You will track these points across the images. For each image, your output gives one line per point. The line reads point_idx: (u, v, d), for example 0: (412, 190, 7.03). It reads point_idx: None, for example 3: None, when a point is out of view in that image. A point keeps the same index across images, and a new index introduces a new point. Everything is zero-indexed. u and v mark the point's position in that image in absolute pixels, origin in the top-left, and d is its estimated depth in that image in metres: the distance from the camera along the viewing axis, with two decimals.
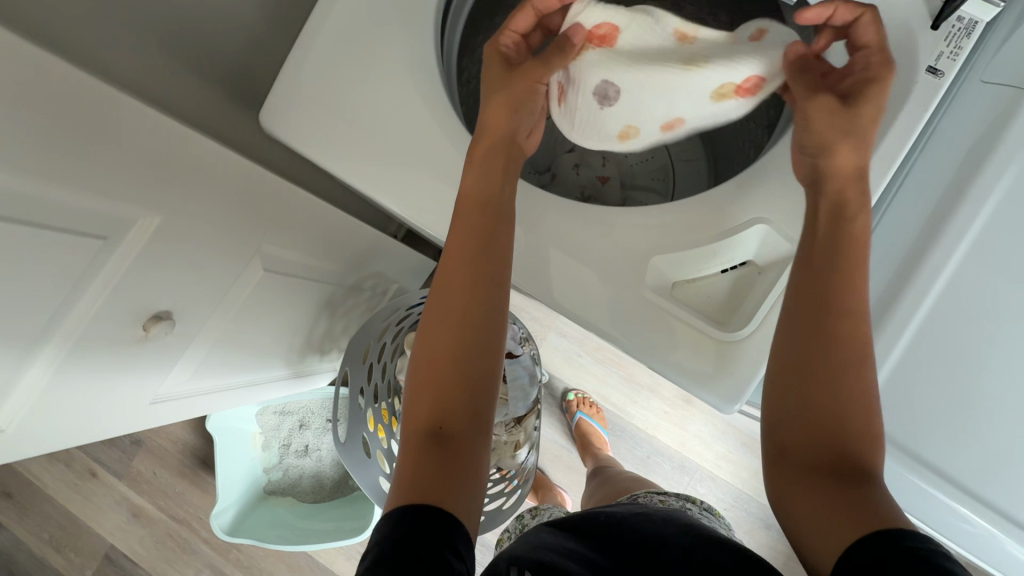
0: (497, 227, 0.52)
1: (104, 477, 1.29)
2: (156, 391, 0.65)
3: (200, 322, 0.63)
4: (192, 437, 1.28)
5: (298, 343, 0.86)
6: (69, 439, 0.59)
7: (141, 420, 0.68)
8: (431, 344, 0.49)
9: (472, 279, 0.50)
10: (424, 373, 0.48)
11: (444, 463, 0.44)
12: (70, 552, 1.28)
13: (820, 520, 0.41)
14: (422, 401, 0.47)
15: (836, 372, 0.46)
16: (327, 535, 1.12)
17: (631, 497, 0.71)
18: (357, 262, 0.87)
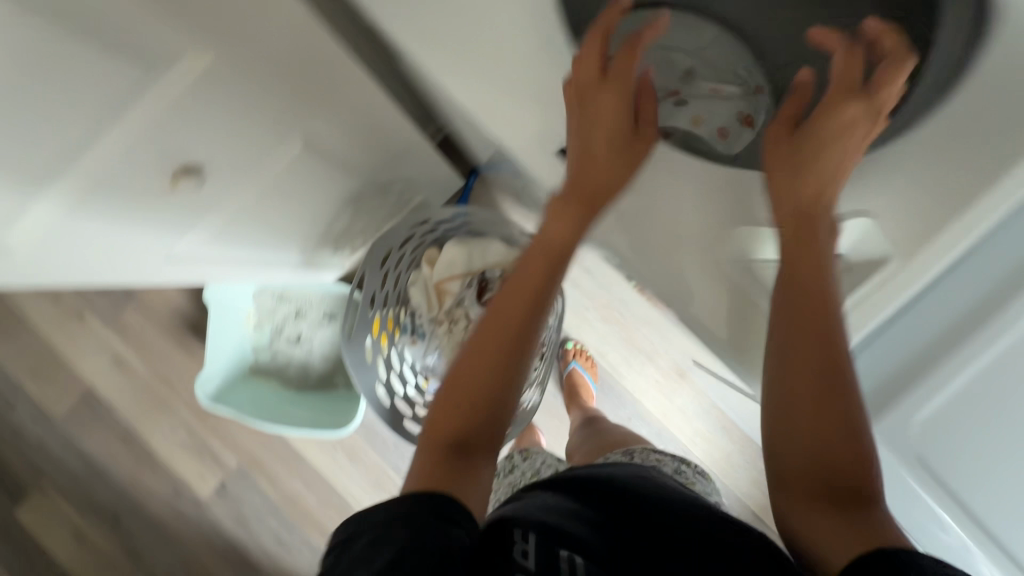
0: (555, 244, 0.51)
1: (91, 321, 1.28)
2: (171, 249, 0.62)
3: (226, 186, 0.59)
4: (183, 300, 1.27)
5: (315, 230, 0.82)
6: (68, 282, 0.56)
7: (149, 275, 0.64)
8: (465, 365, 0.49)
9: (518, 306, 0.49)
10: (448, 392, 0.49)
11: (459, 470, 0.45)
12: (49, 386, 1.29)
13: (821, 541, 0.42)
14: (444, 418, 0.48)
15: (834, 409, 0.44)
16: (307, 423, 1.14)
17: (626, 451, 0.72)
18: (392, 161, 0.81)
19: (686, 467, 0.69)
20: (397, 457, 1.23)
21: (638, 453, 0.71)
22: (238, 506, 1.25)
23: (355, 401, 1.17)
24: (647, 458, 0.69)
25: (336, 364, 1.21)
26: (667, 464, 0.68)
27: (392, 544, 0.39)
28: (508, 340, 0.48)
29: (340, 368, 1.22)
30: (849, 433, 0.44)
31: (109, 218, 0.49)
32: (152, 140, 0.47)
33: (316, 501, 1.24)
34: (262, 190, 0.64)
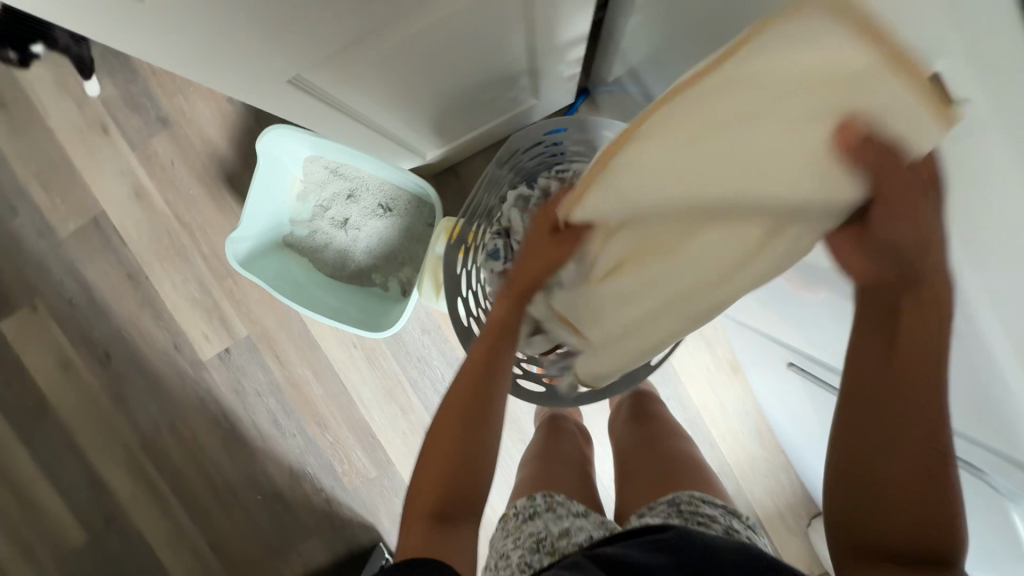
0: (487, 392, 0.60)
1: (116, 139, 1.13)
2: (299, 72, 0.52)
3: (393, 17, 0.46)
4: (224, 146, 1.12)
5: (425, 103, 0.69)
6: (175, 46, 0.44)
7: (259, 88, 0.53)
8: (418, 494, 0.58)
9: (449, 447, 0.58)
10: (417, 486, 0.58)
11: (444, 539, 0.55)
12: (56, 197, 1.16)
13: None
14: (423, 491, 0.57)
15: (918, 477, 0.44)
16: (333, 312, 1.05)
17: (672, 500, 0.66)
18: (543, 47, 0.66)
19: (735, 520, 0.64)
20: (416, 374, 1.15)
21: (685, 505, 0.65)
22: (238, 377, 1.18)
23: (392, 306, 1.08)
24: (695, 514, 0.63)
25: (378, 260, 1.10)
26: (717, 522, 0.61)
27: None
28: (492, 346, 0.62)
29: (381, 266, 1.10)
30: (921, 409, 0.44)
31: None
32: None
33: (322, 394, 1.17)
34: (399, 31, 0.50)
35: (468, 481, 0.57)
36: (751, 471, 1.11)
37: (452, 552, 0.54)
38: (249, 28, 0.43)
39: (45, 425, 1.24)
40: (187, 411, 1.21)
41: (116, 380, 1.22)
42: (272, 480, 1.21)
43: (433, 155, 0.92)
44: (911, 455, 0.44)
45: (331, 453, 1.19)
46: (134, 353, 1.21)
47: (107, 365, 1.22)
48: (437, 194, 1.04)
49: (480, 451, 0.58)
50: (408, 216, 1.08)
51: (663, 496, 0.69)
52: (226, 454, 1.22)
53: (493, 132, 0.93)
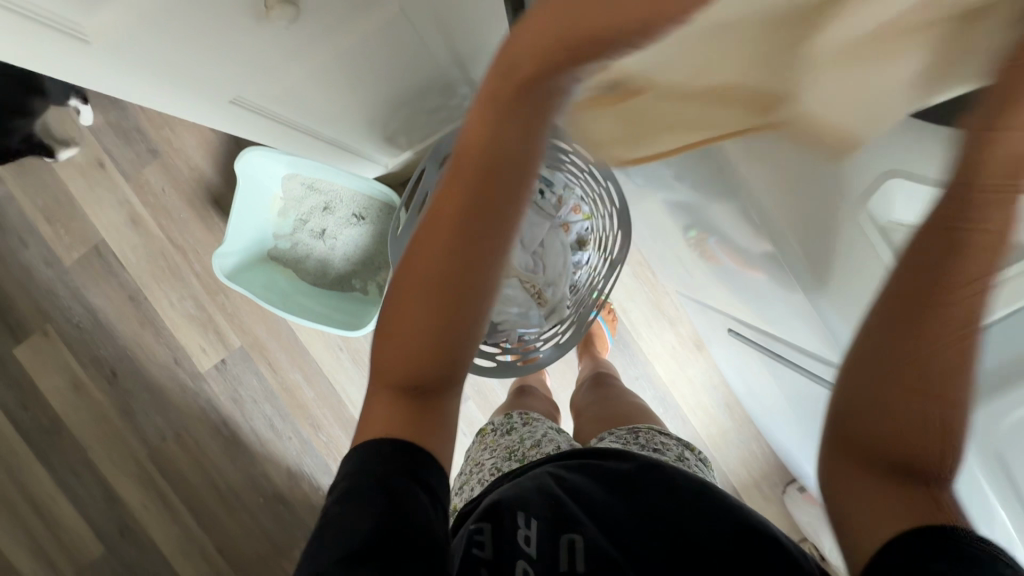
0: (482, 211, 0.43)
1: (111, 171, 1.23)
2: (241, 93, 0.60)
3: (315, 38, 0.54)
4: (209, 171, 1.22)
5: (371, 114, 0.77)
6: (120, 76, 0.52)
7: (207, 109, 0.62)
8: (391, 340, 0.46)
9: (422, 307, 0.44)
10: (381, 363, 0.47)
11: (414, 414, 0.46)
12: (60, 229, 1.26)
13: (893, 514, 0.39)
14: (384, 363, 0.46)
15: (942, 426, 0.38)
16: (317, 316, 1.13)
17: (631, 429, 0.73)
18: (471, 56, 0.74)
19: (687, 452, 0.71)
20: None
21: (643, 433, 0.72)
22: (235, 386, 1.26)
23: (371, 307, 1.16)
24: (649, 440, 0.70)
25: (356, 266, 1.18)
26: (670, 449, 0.69)
27: (359, 480, 0.44)
28: (483, 189, 0.42)
29: (360, 271, 1.19)
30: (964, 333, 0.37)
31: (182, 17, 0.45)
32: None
33: (313, 396, 1.24)
34: (323, 54, 0.58)
35: (434, 343, 0.45)
36: (723, 442, 1.16)
37: (422, 432, 0.46)
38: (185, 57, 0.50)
39: (61, 442, 1.33)
40: (189, 420, 1.29)
41: (123, 396, 1.30)
42: (272, 481, 1.28)
43: (395, 163, 1.00)
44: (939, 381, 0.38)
45: (325, 452, 1.26)
46: (138, 369, 1.29)
47: (114, 381, 1.30)
48: (404, 200, 1.12)
49: (457, 334, 0.46)
50: (380, 223, 1.16)
51: (621, 427, 0.76)
52: (229, 459, 1.29)
53: None
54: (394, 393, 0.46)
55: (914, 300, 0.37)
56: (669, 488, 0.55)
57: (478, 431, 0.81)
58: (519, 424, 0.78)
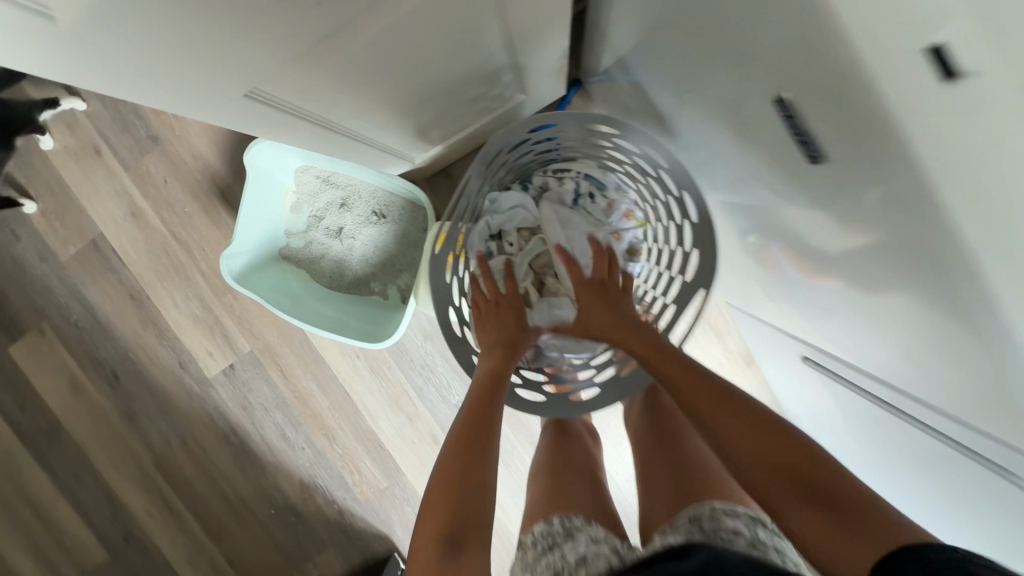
0: (480, 428, 0.59)
1: (109, 159, 1.13)
2: (254, 84, 0.50)
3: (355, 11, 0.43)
4: (215, 161, 1.11)
5: (404, 105, 0.66)
6: (105, 62, 0.41)
7: (213, 106, 0.51)
8: (433, 495, 0.54)
9: (461, 458, 0.56)
10: (426, 513, 0.53)
11: (461, 540, 0.50)
12: (54, 221, 1.17)
13: (853, 557, 0.44)
14: (428, 516, 0.52)
15: (796, 454, 0.51)
16: (333, 324, 1.03)
17: (691, 518, 0.62)
18: (523, 40, 0.63)
19: (761, 529, 0.59)
20: (421, 381, 1.13)
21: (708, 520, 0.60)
22: (244, 393, 1.18)
23: (392, 314, 1.06)
24: (717, 532, 0.58)
25: (375, 268, 1.08)
26: (741, 532, 0.58)
27: None
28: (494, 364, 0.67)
29: (379, 274, 1.08)
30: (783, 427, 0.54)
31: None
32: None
33: (328, 405, 1.16)
34: (358, 32, 0.47)
35: (475, 473, 0.55)
36: None
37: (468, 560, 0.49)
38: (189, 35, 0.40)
39: (61, 446, 1.25)
40: (196, 428, 1.21)
41: (125, 400, 1.22)
42: (284, 492, 1.21)
43: (423, 159, 0.89)
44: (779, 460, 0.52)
45: (341, 464, 1.18)
46: (141, 373, 1.21)
47: (116, 384, 1.22)
48: (429, 198, 1.02)
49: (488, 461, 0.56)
50: (403, 222, 1.06)
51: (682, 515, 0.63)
52: (238, 469, 1.22)
53: (483, 131, 0.90)
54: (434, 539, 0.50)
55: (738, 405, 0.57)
56: None
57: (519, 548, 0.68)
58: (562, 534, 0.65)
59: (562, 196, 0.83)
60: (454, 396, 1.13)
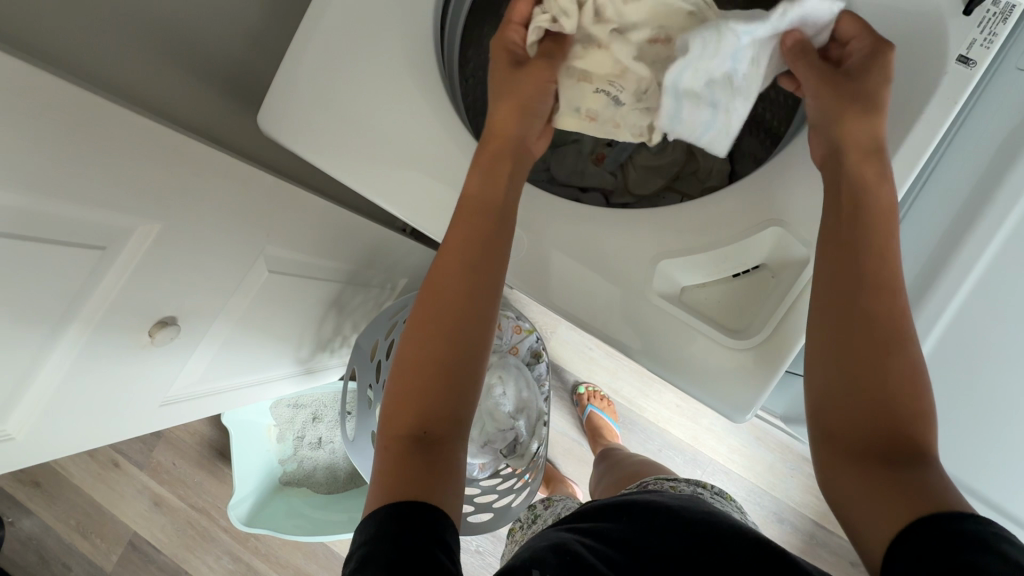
0: (452, 397, 0.46)
1: (126, 467, 1.33)
2: (167, 392, 0.62)
3: (211, 317, 0.59)
4: (209, 429, 1.31)
5: (307, 339, 0.84)
6: (54, 453, 0.53)
7: (152, 423, 0.64)
8: (417, 349, 0.47)
9: (420, 415, 0.45)
10: (404, 378, 0.47)
11: (432, 464, 0.43)
12: (96, 539, 1.32)
13: (880, 510, 0.39)
14: (403, 408, 0.45)
15: (891, 376, 0.42)
16: (342, 525, 1.13)
17: (641, 484, 0.74)
18: (363, 260, 0.83)
19: (701, 489, 0.69)
20: None
21: (651, 485, 0.72)
22: None
23: None
24: (659, 487, 0.70)
25: None
26: (682, 489, 0.68)
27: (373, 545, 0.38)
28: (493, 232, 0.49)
29: None
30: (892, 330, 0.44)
31: (134, 402, 0.57)
32: (106, 340, 0.48)
33: None
34: (234, 344, 0.67)
35: (453, 398, 0.45)
36: (775, 477, 1.10)
37: (435, 491, 0.42)
38: (145, 419, 0.62)
39: None
40: None
41: None
42: None
43: None
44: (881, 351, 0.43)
45: None
46: None
47: None
48: None
49: (469, 393, 0.46)
50: None
51: (634, 483, 0.77)
52: None
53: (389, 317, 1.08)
54: (393, 486, 0.42)
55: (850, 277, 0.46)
56: (679, 530, 0.53)
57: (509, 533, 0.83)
58: (542, 508, 0.79)
59: None
60: (473, 542, 1.17)
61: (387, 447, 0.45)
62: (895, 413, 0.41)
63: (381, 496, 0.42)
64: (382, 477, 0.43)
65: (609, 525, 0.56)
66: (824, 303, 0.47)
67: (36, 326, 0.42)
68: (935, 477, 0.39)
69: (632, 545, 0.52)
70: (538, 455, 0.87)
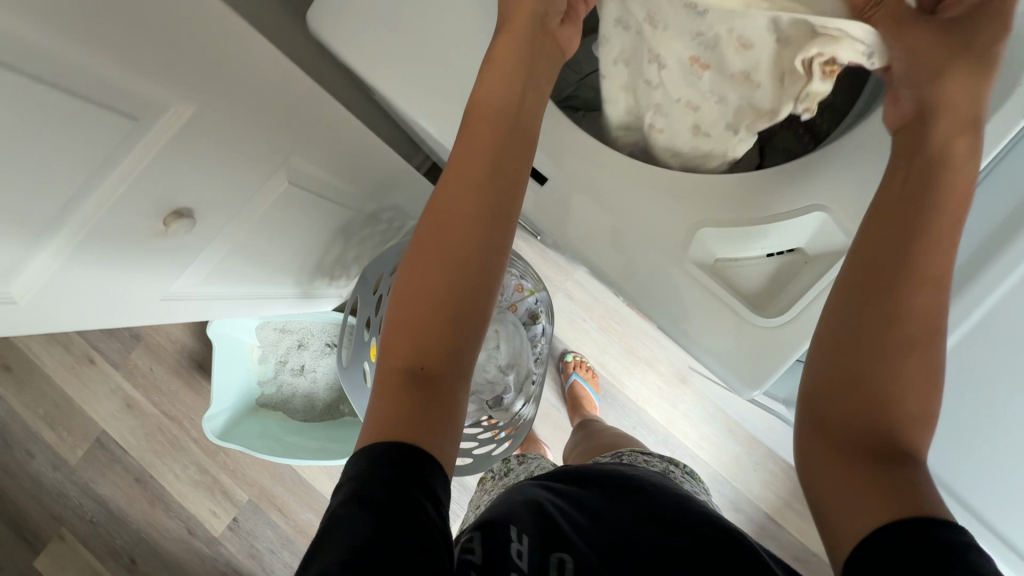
0: (449, 327, 0.44)
1: (101, 364, 1.31)
2: (168, 289, 0.61)
3: (226, 218, 0.58)
4: (190, 340, 1.30)
5: (311, 261, 0.83)
6: (51, 327, 0.52)
7: (149, 317, 0.64)
8: (415, 279, 0.45)
9: (414, 347, 0.44)
10: (403, 311, 0.45)
11: (425, 400, 0.42)
12: (62, 430, 1.32)
13: (855, 505, 0.38)
14: (400, 342, 0.44)
15: (901, 359, 0.41)
16: (313, 453, 1.15)
17: (616, 454, 0.76)
18: (380, 190, 0.81)
19: (675, 467, 0.71)
20: None
21: (626, 454, 0.74)
22: (251, 541, 1.26)
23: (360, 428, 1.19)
24: (633, 459, 0.72)
25: (340, 392, 1.24)
26: (654, 464, 0.70)
27: (361, 485, 0.38)
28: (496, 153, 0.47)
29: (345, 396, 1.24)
30: (924, 321, 0.42)
31: (134, 292, 0.56)
32: (120, 218, 0.47)
33: None
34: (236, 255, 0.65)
35: (451, 328, 0.44)
36: (738, 468, 1.14)
37: (428, 432, 0.41)
38: (142, 312, 0.61)
39: None
40: None
41: None
42: None
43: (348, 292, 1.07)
44: (906, 333, 0.42)
45: None
46: (153, 547, 1.29)
47: (134, 569, 1.29)
48: None
49: (473, 341, 0.45)
50: None
51: (609, 453, 0.79)
52: None
53: None
54: (386, 425, 0.41)
55: (883, 263, 0.44)
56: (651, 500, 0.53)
57: (479, 482, 0.84)
58: (516, 464, 0.80)
59: None
60: None
61: (382, 382, 0.43)
62: (893, 406, 0.40)
63: (372, 435, 0.41)
64: (376, 412, 0.42)
65: (580, 491, 0.56)
66: (843, 292, 0.45)
67: (58, 188, 0.41)
68: (920, 473, 0.38)
69: (598, 512, 0.52)
70: (518, 412, 0.90)
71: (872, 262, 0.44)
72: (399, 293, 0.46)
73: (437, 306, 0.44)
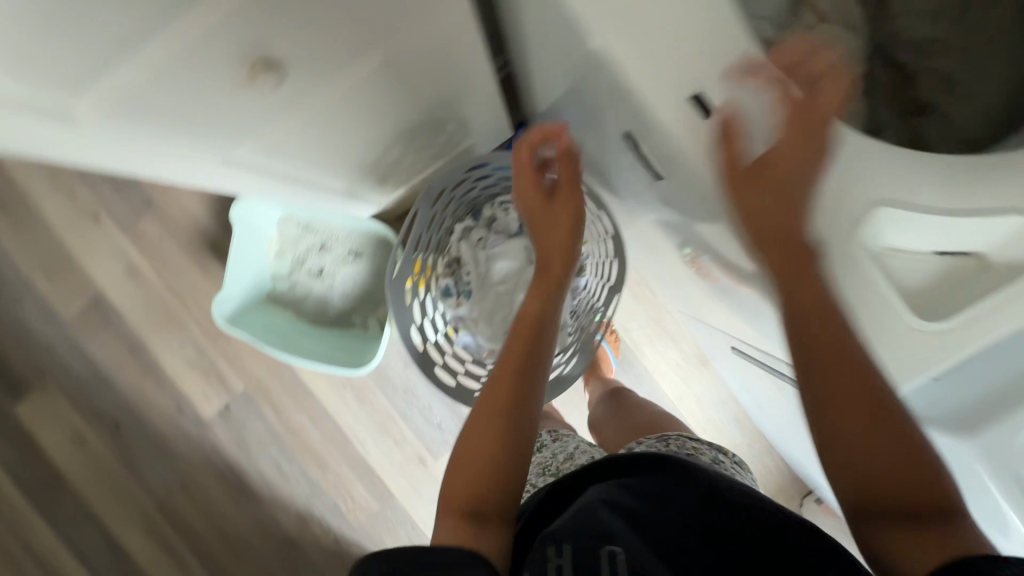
0: (508, 466, 0.57)
1: (107, 224, 1.24)
2: (228, 154, 0.59)
3: (307, 88, 0.52)
4: (205, 219, 1.23)
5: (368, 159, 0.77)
6: (118, 157, 0.54)
7: (210, 174, 0.64)
8: (472, 432, 0.59)
9: (476, 476, 0.56)
10: (453, 477, 0.58)
11: (482, 525, 0.54)
12: (59, 284, 1.27)
13: (914, 550, 0.48)
14: (456, 491, 0.56)
15: (908, 478, 0.49)
16: (319, 356, 1.13)
17: (662, 438, 0.75)
18: (458, 97, 0.74)
19: (724, 456, 0.71)
20: (405, 406, 1.22)
21: (673, 440, 0.73)
22: (240, 431, 1.25)
23: (371, 344, 1.16)
24: (682, 445, 0.72)
25: (354, 304, 1.19)
26: (704, 453, 0.70)
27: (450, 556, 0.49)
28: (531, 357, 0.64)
29: (360, 308, 1.19)
30: (908, 459, 0.49)
31: (192, 146, 0.55)
32: (201, 52, 0.42)
33: (319, 437, 1.24)
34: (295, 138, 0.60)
35: (506, 474, 0.57)
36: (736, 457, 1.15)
37: (489, 534, 0.54)
38: (200, 167, 0.61)
39: (63, 500, 1.30)
40: (195, 468, 1.28)
41: (127, 448, 1.29)
42: (282, 525, 1.26)
43: (388, 201, 1.01)
44: (890, 477, 0.49)
45: (334, 492, 1.25)
46: (140, 419, 1.28)
47: (119, 434, 1.28)
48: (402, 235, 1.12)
49: (517, 464, 0.57)
50: (377, 260, 1.17)
51: (651, 437, 0.78)
52: (236, 506, 1.27)
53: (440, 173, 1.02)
54: (461, 538, 0.53)
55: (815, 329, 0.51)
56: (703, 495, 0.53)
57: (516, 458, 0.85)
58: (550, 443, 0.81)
59: (508, 225, 0.88)
60: (436, 417, 1.21)
61: (445, 519, 0.55)
62: (891, 483, 0.49)
63: (444, 534, 0.54)
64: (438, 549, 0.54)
65: (631, 484, 0.56)
66: (814, 384, 0.52)
67: (122, 7, 0.36)
68: (948, 527, 0.48)
69: (652, 515, 0.53)
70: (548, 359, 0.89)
71: (801, 328, 0.52)
72: (457, 448, 0.59)
73: (483, 468, 0.57)
